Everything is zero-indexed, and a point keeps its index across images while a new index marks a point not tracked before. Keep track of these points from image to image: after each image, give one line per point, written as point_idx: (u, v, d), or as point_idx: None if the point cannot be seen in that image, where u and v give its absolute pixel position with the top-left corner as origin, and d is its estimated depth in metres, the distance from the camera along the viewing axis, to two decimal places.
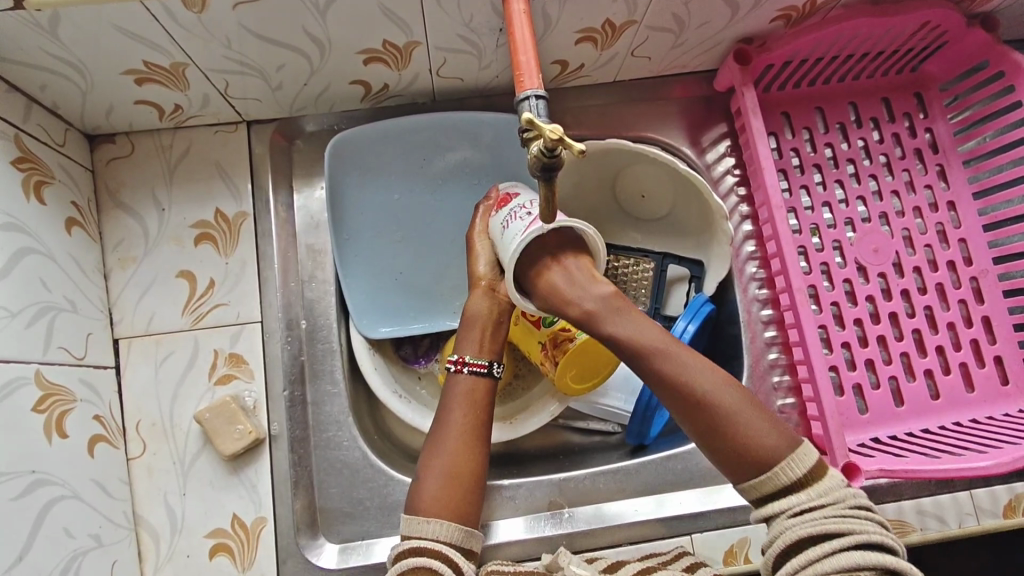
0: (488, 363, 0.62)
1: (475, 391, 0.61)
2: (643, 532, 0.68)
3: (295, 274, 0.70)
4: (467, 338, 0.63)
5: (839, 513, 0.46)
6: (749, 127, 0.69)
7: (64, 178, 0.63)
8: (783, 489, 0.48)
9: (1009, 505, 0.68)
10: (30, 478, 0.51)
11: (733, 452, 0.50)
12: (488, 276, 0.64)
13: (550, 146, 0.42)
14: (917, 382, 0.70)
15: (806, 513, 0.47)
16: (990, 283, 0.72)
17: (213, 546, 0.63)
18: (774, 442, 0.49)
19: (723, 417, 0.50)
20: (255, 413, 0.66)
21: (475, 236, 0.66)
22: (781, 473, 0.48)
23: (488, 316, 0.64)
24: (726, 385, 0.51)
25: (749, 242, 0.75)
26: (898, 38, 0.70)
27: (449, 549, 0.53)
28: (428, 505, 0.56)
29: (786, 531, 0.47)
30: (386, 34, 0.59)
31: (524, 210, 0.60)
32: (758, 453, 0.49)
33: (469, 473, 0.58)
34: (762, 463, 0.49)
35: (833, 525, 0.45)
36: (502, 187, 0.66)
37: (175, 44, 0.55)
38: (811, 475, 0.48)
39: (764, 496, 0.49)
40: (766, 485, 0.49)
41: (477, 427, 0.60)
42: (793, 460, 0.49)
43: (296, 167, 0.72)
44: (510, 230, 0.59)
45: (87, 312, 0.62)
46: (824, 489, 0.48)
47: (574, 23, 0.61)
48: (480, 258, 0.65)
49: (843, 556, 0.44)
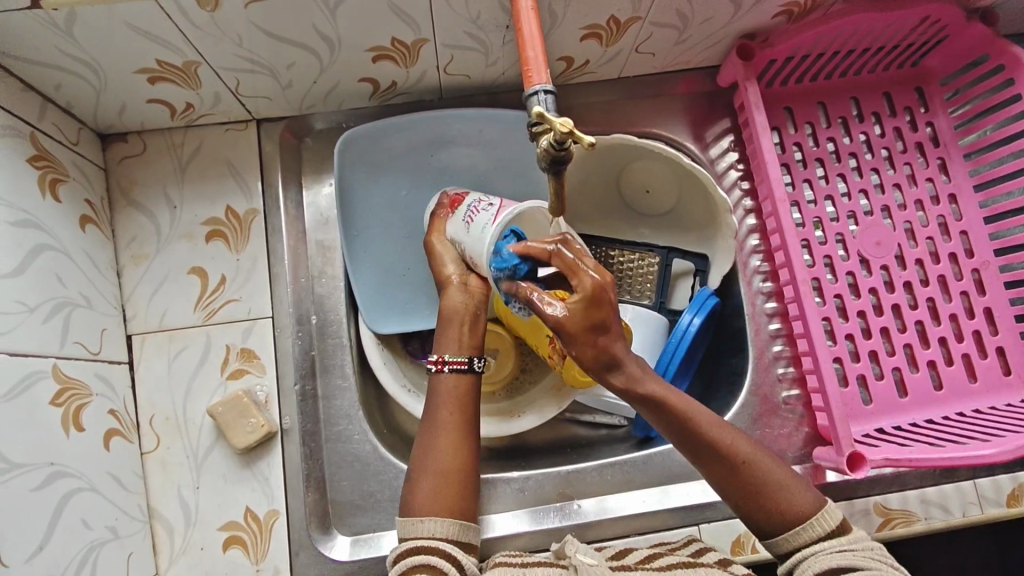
0: (468, 359, 0.62)
1: (459, 388, 0.61)
2: (650, 523, 0.68)
3: (305, 270, 0.71)
4: (446, 336, 0.63)
5: (868, 555, 0.50)
6: (752, 121, 0.70)
7: (77, 176, 0.64)
8: (815, 539, 0.52)
9: (1013, 494, 0.69)
10: (49, 470, 0.52)
11: (773, 513, 0.54)
12: (458, 272, 0.65)
13: (560, 139, 0.43)
14: (920, 372, 0.71)
15: (837, 551, 0.51)
16: (992, 274, 0.73)
17: (227, 538, 0.64)
18: (807, 500, 0.54)
19: (765, 482, 0.54)
20: (266, 408, 0.67)
21: (434, 242, 0.66)
22: (815, 526, 0.53)
23: (465, 311, 0.64)
24: (753, 445, 0.55)
25: (753, 235, 0.76)
26: (898, 32, 0.71)
27: (449, 545, 0.54)
28: (421, 505, 0.56)
29: (815, 562, 0.50)
30: (395, 31, 0.59)
31: (484, 204, 0.62)
32: (795, 512, 0.53)
33: (460, 471, 0.58)
34: (795, 518, 0.53)
35: (861, 559, 0.50)
36: (448, 194, 0.68)
37: (188, 42, 0.56)
38: (840, 530, 0.53)
39: (792, 548, 0.53)
40: (798, 537, 0.53)
41: (463, 424, 0.60)
42: (824, 516, 0.53)
43: (305, 165, 0.73)
44: (476, 222, 0.61)
45: (100, 308, 0.63)
46: (853, 539, 0.52)
47: (579, 19, 0.62)
48: (446, 260, 0.65)
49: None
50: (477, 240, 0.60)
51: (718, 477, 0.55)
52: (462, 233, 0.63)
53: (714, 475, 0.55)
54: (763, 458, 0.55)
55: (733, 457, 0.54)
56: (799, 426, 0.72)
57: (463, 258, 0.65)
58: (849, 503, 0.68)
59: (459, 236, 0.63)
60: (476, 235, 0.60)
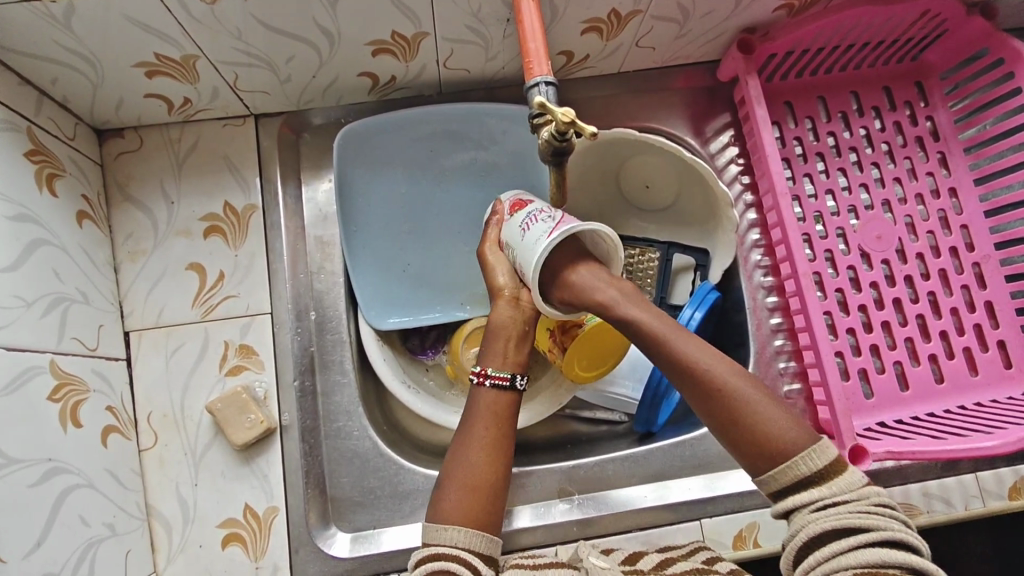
0: (511, 376, 0.61)
1: (497, 402, 0.60)
2: (651, 519, 0.68)
3: (304, 266, 0.71)
4: (491, 350, 0.62)
5: (864, 508, 0.46)
6: (753, 115, 0.70)
7: (74, 171, 0.63)
8: (802, 479, 0.48)
9: (1015, 487, 0.69)
10: (46, 466, 0.52)
11: (758, 447, 0.50)
12: (508, 286, 0.63)
13: (562, 129, 0.43)
14: (921, 366, 0.71)
15: (830, 507, 0.46)
16: (992, 268, 0.73)
17: (226, 535, 0.64)
18: (797, 433, 0.50)
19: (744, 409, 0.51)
20: (265, 404, 0.66)
21: (487, 252, 0.65)
22: (801, 463, 0.48)
23: (513, 327, 0.63)
24: (738, 370, 0.52)
25: (753, 230, 0.75)
26: (898, 26, 0.71)
27: (470, 555, 0.52)
28: (448, 513, 0.55)
29: (808, 524, 0.46)
30: (395, 24, 0.59)
31: (544, 213, 0.59)
32: (778, 442, 0.49)
33: (490, 484, 0.57)
34: (782, 452, 0.49)
35: (855, 518, 0.45)
36: (508, 198, 0.66)
37: (186, 35, 0.56)
38: (834, 469, 0.48)
39: (783, 488, 0.49)
40: (785, 474, 0.49)
41: (499, 438, 0.59)
42: (815, 451, 0.48)
43: (303, 161, 0.73)
44: (531, 232, 0.59)
45: (97, 304, 0.62)
46: (848, 483, 0.47)
47: (580, 13, 0.62)
48: (497, 270, 0.64)
49: (867, 551, 0.44)
50: (529, 251, 0.58)
51: (705, 413, 0.53)
52: (517, 238, 0.61)
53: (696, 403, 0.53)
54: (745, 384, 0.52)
55: (715, 386, 0.52)
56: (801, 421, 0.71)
57: (514, 270, 0.63)
58: None
59: (513, 241, 0.62)
60: (529, 244, 0.58)
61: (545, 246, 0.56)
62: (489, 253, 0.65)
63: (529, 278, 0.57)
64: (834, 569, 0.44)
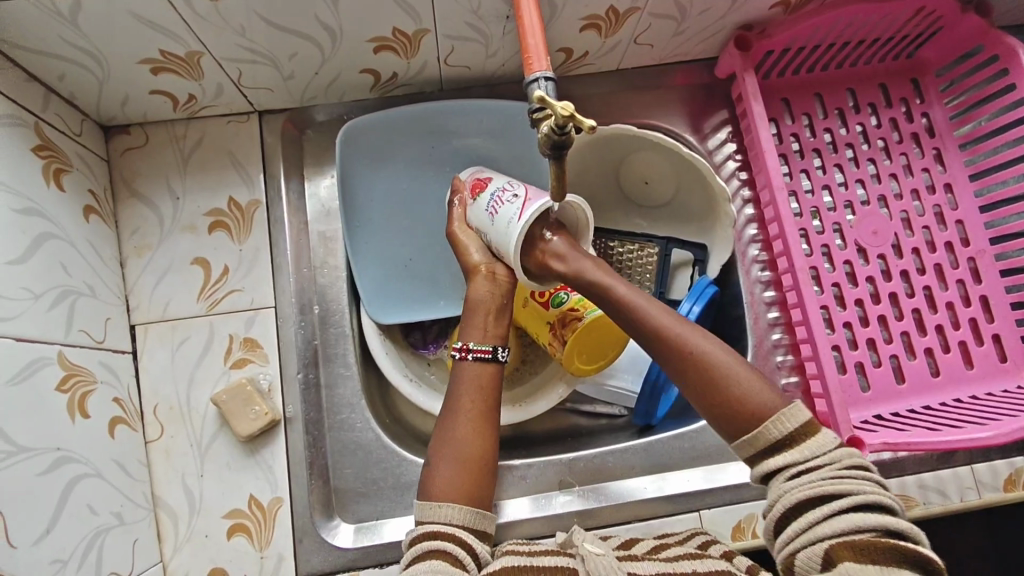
0: (492, 348, 0.63)
1: (482, 376, 0.61)
2: (650, 510, 0.69)
3: (307, 261, 0.72)
4: (470, 324, 0.63)
5: (834, 474, 0.47)
6: (750, 111, 0.71)
7: (81, 166, 0.64)
8: (775, 444, 0.49)
9: (1010, 479, 0.70)
10: (55, 455, 0.52)
11: (732, 412, 0.51)
12: (483, 262, 0.65)
13: (561, 122, 0.44)
14: (917, 360, 0.71)
15: (804, 475, 0.48)
16: (987, 262, 0.74)
17: (231, 526, 0.65)
18: (770, 398, 0.51)
19: (717, 375, 0.52)
20: (270, 396, 0.67)
21: (458, 231, 0.67)
22: (772, 428, 0.50)
23: (492, 301, 0.64)
24: (711, 341, 0.54)
25: (751, 225, 0.76)
26: (894, 23, 0.72)
27: (464, 532, 0.53)
28: (441, 490, 0.56)
29: (784, 495, 0.47)
30: (396, 22, 0.60)
31: (508, 193, 0.61)
32: (751, 406, 0.51)
33: (481, 457, 0.58)
34: (756, 417, 0.50)
35: (827, 485, 0.46)
36: (468, 177, 0.68)
37: (191, 32, 0.57)
38: (805, 431, 0.49)
39: (757, 454, 0.50)
40: (760, 439, 0.50)
41: (486, 411, 0.60)
42: (787, 414, 0.50)
43: (306, 157, 0.74)
44: (501, 214, 0.60)
45: (104, 297, 0.63)
46: (819, 445, 0.49)
47: (579, 10, 0.62)
48: (470, 248, 0.65)
49: (840, 517, 0.45)
50: (504, 234, 0.60)
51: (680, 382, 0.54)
52: (487, 222, 0.62)
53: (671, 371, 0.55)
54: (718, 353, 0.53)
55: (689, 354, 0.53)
56: None
57: (487, 246, 0.65)
58: None
59: (483, 223, 0.63)
60: (502, 227, 0.60)
61: (518, 228, 0.58)
62: (461, 234, 0.66)
63: (512, 257, 0.59)
64: (812, 540, 0.45)
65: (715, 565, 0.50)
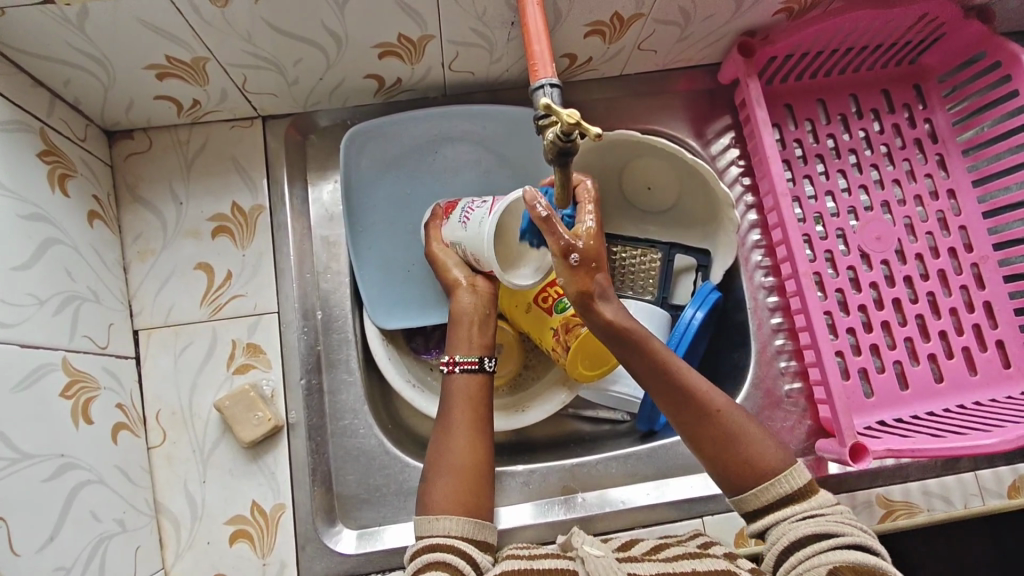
0: (478, 359, 0.63)
1: (471, 388, 0.62)
2: (654, 517, 0.69)
3: (310, 266, 0.72)
4: (456, 338, 0.64)
5: (839, 518, 0.51)
6: (753, 117, 0.71)
7: (85, 172, 0.64)
8: (781, 497, 0.53)
9: (1014, 486, 0.70)
10: (59, 461, 0.52)
11: (743, 470, 0.54)
12: (465, 277, 0.66)
13: (567, 130, 0.43)
14: (921, 365, 0.71)
15: (809, 518, 0.51)
16: (991, 269, 0.74)
17: (233, 532, 0.64)
18: (778, 458, 0.55)
19: (733, 434, 0.55)
20: (272, 402, 0.67)
21: (436, 250, 0.68)
22: (781, 482, 0.53)
23: (475, 313, 0.65)
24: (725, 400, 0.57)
25: (754, 231, 0.76)
26: (897, 30, 0.72)
27: (464, 543, 0.53)
28: (437, 503, 0.56)
29: (787, 531, 0.51)
30: (401, 27, 0.60)
31: (479, 202, 0.62)
32: (764, 466, 0.54)
33: (476, 467, 0.58)
34: (766, 474, 0.54)
35: (833, 525, 0.50)
36: (443, 202, 0.70)
37: (197, 38, 0.57)
38: (807, 489, 0.53)
39: (761, 507, 0.53)
40: (767, 492, 0.53)
41: (478, 423, 0.60)
42: (791, 474, 0.54)
43: (309, 162, 0.74)
44: (473, 219, 0.61)
45: (107, 302, 0.63)
46: (821, 501, 0.52)
47: (584, 17, 0.63)
48: (449, 265, 0.67)
49: (843, 550, 0.48)
50: (478, 234, 0.59)
51: (688, 434, 0.56)
52: (461, 232, 0.63)
53: (682, 423, 0.57)
54: (736, 414, 0.56)
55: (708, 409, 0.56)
56: (801, 419, 0.72)
57: (466, 261, 0.66)
58: (851, 495, 0.69)
59: (457, 236, 0.64)
60: (475, 230, 0.60)
61: (490, 220, 0.57)
62: (439, 252, 0.67)
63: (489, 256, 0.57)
64: (813, 564, 0.48)
65: (714, 564, 0.50)
